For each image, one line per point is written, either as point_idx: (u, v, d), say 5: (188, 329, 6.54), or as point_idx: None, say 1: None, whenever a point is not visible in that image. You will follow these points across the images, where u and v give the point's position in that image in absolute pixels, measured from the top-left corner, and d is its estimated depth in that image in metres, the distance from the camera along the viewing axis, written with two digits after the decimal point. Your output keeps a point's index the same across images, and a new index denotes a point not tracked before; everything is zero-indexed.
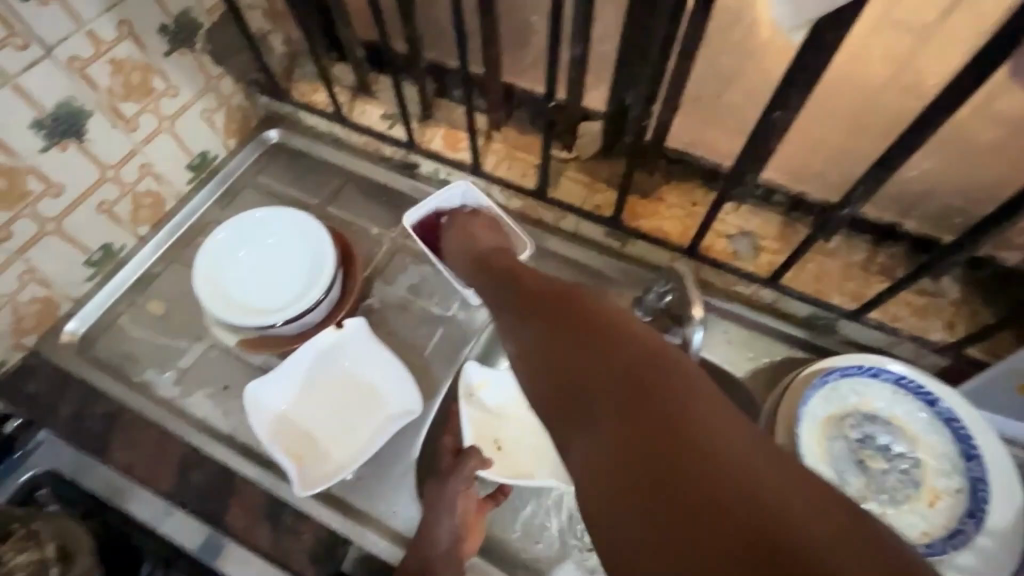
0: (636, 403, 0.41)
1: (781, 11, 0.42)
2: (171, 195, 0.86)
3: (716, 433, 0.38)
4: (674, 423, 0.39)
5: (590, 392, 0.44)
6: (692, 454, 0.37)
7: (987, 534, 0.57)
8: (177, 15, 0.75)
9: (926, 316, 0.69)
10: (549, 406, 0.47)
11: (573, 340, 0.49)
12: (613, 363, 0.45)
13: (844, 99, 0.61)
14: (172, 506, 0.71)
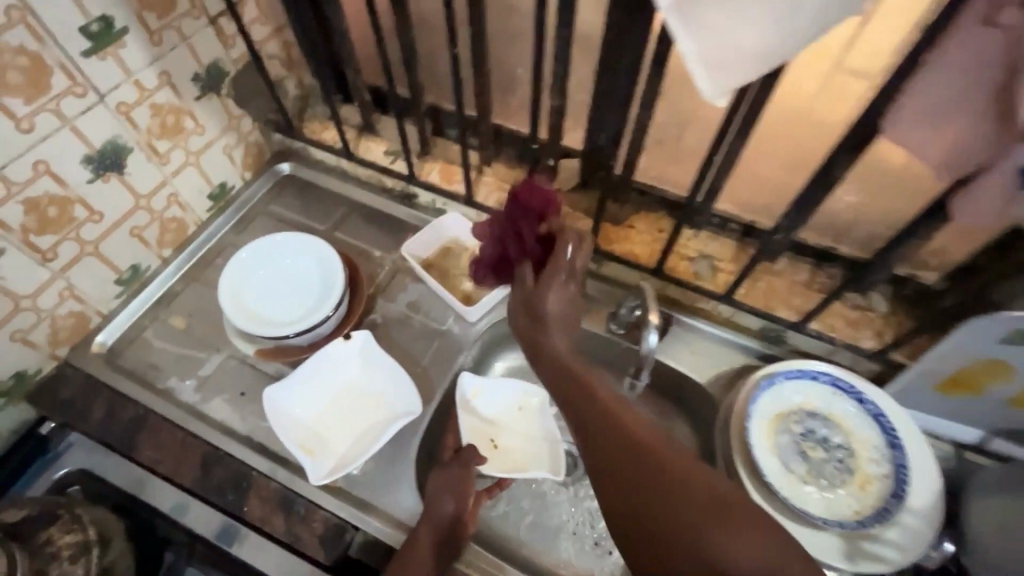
0: (698, 535, 0.50)
1: (703, 82, 0.49)
2: (192, 221, 0.97)
3: (732, 533, 0.49)
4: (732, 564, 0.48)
5: (657, 517, 0.52)
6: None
7: (905, 510, 0.69)
8: (208, 65, 0.86)
9: (858, 326, 0.82)
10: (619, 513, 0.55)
11: (641, 462, 0.55)
12: (681, 496, 0.52)
13: (777, 139, 0.74)
14: (191, 501, 0.77)
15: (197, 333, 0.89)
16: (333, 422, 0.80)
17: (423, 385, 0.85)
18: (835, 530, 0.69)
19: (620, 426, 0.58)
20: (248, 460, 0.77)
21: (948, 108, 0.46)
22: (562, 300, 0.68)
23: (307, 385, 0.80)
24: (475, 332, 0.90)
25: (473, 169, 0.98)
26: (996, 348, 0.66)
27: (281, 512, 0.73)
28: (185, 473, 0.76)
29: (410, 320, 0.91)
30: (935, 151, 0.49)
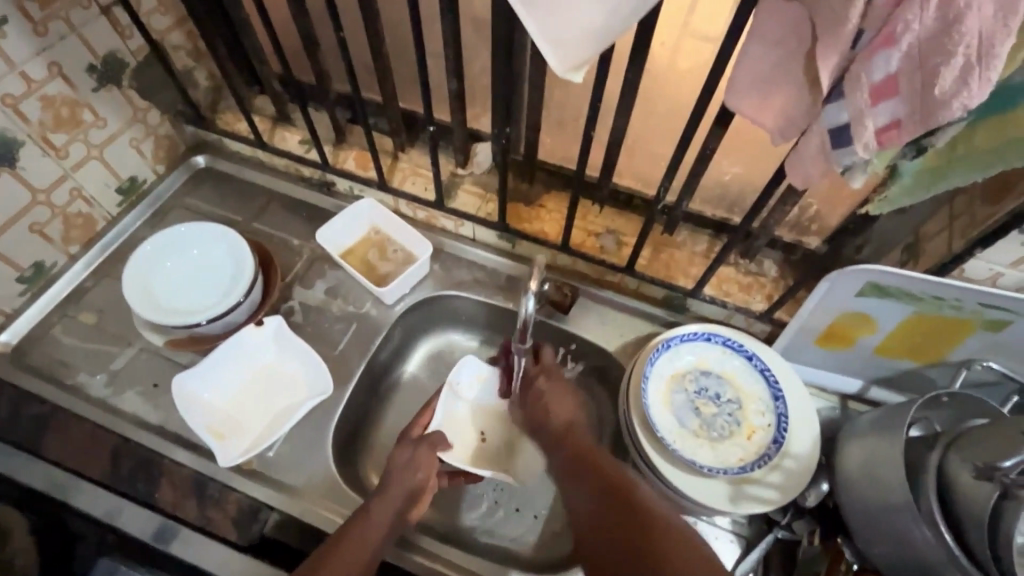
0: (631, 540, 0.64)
1: (550, 59, 0.51)
2: (101, 216, 0.95)
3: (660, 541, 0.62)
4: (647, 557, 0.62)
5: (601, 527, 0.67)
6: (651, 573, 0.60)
7: (784, 454, 0.75)
8: (104, 56, 0.85)
9: (751, 291, 0.87)
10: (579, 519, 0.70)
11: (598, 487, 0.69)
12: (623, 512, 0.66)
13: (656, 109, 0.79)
14: (121, 503, 0.75)
15: (108, 328, 0.88)
16: (248, 406, 0.82)
17: (341, 369, 0.87)
18: (721, 477, 0.74)
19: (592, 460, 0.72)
20: (162, 449, 0.78)
21: (772, 78, 0.50)
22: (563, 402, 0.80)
23: (222, 371, 0.82)
24: (393, 314, 0.92)
25: (388, 155, 0.99)
26: (854, 300, 0.72)
27: (192, 497, 0.75)
28: (94, 464, 0.77)
29: (328, 307, 0.92)
30: (766, 116, 0.53)
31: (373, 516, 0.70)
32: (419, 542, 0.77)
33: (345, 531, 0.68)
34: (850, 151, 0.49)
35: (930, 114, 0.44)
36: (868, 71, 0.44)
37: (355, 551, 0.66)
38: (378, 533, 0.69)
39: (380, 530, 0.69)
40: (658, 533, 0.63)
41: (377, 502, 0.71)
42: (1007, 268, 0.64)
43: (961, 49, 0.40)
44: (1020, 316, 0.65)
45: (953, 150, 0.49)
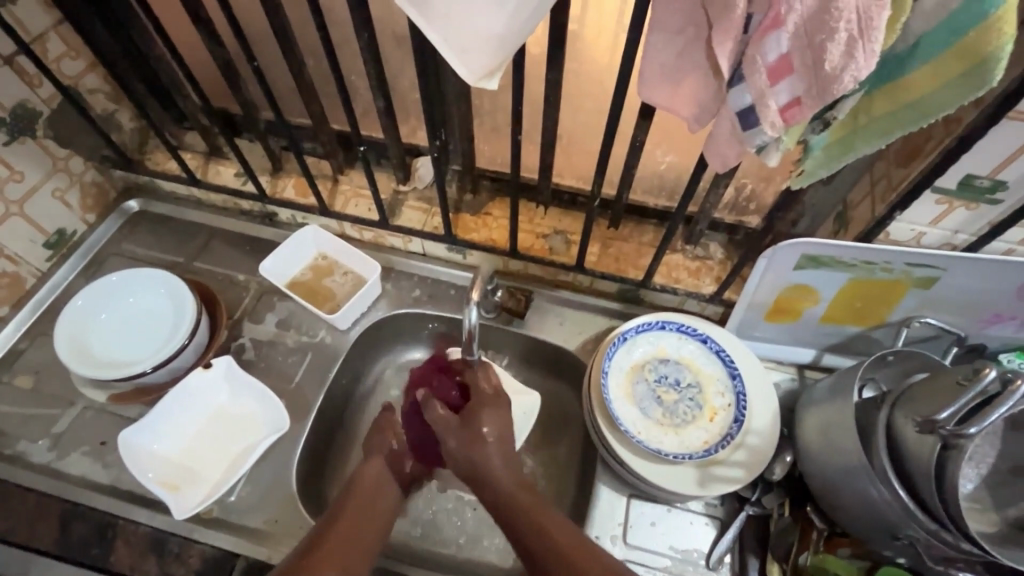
0: (512, 520, 0.64)
1: (456, 68, 0.51)
2: (29, 273, 0.92)
3: (531, 514, 0.63)
4: (516, 511, 0.64)
5: (524, 529, 0.62)
6: (524, 522, 0.63)
7: (745, 431, 0.77)
8: (13, 108, 0.81)
9: (699, 275, 0.88)
10: (505, 516, 0.65)
11: (518, 517, 0.63)
12: (524, 511, 0.64)
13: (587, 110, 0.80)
14: (87, 573, 0.71)
15: (47, 390, 0.84)
16: (204, 451, 0.79)
17: (300, 402, 0.85)
18: (687, 462, 0.75)
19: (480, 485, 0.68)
20: (113, 510, 0.74)
21: (680, 68, 0.51)
22: (489, 421, 0.72)
23: (172, 419, 0.79)
24: (348, 339, 0.91)
25: (328, 180, 0.97)
26: (793, 273, 0.73)
27: (151, 555, 0.72)
28: (43, 535, 0.74)
29: (281, 340, 0.90)
30: (680, 106, 0.54)
31: (368, 479, 0.74)
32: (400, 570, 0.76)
33: (349, 493, 0.72)
34: (760, 131, 0.49)
35: (827, 89, 0.45)
36: (763, 53, 0.45)
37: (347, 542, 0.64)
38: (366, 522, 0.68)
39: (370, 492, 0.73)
40: (533, 513, 0.63)
41: (371, 462, 0.76)
42: (927, 226, 0.67)
43: (842, 24, 0.41)
44: (947, 271, 0.67)
45: (855, 120, 0.51)
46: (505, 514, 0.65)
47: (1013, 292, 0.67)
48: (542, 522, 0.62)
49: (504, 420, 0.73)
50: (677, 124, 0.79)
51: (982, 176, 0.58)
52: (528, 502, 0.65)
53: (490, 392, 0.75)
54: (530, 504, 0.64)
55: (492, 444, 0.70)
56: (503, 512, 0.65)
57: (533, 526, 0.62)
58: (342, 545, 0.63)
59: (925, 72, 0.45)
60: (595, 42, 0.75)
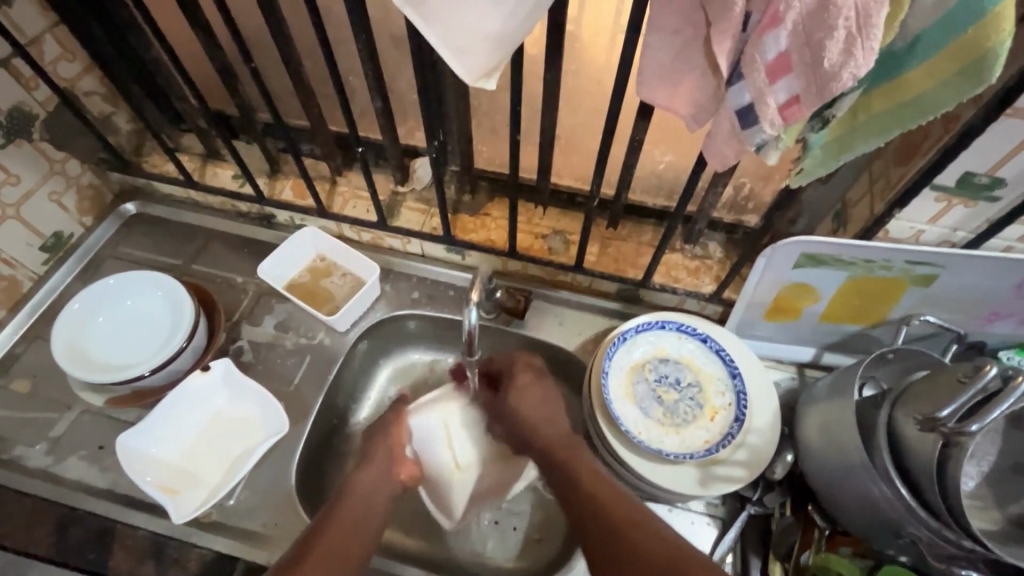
0: (557, 465, 0.73)
1: (454, 67, 0.51)
2: (25, 277, 0.91)
3: (571, 462, 0.72)
4: (562, 456, 0.73)
5: (566, 471, 0.72)
6: (565, 465, 0.72)
7: (745, 430, 0.77)
8: (9, 111, 0.81)
9: (699, 274, 0.88)
10: (549, 461, 0.74)
11: (561, 463, 0.73)
12: (569, 457, 0.73)
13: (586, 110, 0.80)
14: None
15: (43, 394, 0.83)
16: (202, 454, 0.79)
17: (299, 404, 0.84)
18: (688, 462, 0.75)
19: (532, 435, 0.78)
20: (111, 514, 0.74)
21: (678, 67, 0.51)
22: (530, 394, 0.80)
23: (170, 422, 0.79)
24: (347, 341, 0.90)
25: (326, 182, 0.97)
26: (793, 272, 0.73)
27: (150, 559, 0.71)
28: (40, 539, 0.73)
29: (279, 342, 0.90)
30: (679, 105, 0.54)
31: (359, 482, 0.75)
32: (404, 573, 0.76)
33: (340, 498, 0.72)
34: (758, 130, 0.49)
35: (825, 87, 0.45)
36: (761, 52, 0.45)
37: (342, 537, 0.67)
38: (362, 520, 0.70)
39: (362, 503, 0.72)
40: (571, 458, 0.72)
41: (365, 470, 0.76)
42: (926, 224, 0.67)
43: (840, 22, 0.41)
44: (946, 268, 0.67)
45: (854, 117, 0.51)
46: (550, 456, 0.74)
47: (1012, 290, 0.68)
48: (580, 468, 0.71)
49: (543, 390, 0.80)
50: (675, 124, 0.79)
51: (981, 173, 0.58)
52: (565, 453, 0.73)
53: (526, 369, 0.82)
54: (570, 452, 0.73)
55: (534, 407, 0.79)
56: (548, 458, 0.75)
57: (571, 472, 0.71)
58: (332, 544, 0.65)
59: (925, 69, 0.45)
60: (593, 42, 0.75)
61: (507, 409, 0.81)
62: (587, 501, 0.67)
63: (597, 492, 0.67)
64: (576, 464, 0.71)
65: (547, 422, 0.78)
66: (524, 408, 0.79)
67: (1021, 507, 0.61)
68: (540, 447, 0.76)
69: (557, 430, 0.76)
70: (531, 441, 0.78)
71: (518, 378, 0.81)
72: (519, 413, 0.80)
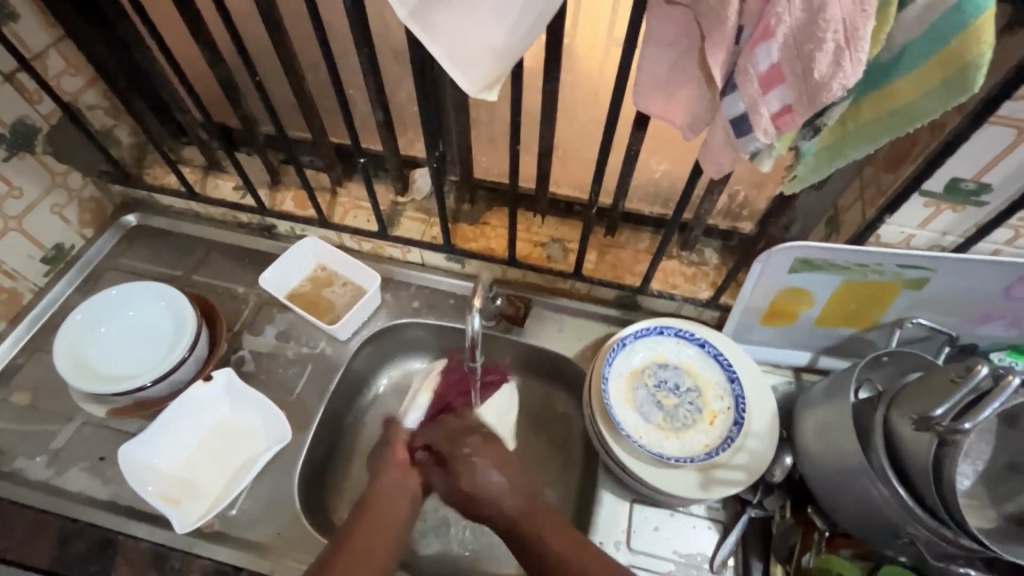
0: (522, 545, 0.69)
1: (456, 80, 0.52)
2: (26, 289, 0.91)
3: (536, 536, 0.69)
4: (523, 532, 0.70)
5: (534, 548, 0.68)
6: (527, 544, 0.69)
7: (745, 433, 0.78)
8: (13, 125, 0.81)
9: (696, 281, 0.90)
10: (515, 541, 0.71)
11: (528, 541, 0.69)
12: (530, 533, 0.69)
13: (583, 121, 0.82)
14: None
15: (44, 405, 0.83)
16: (204, 464, 0.79)
17: (301, 413, 0.84)
18: (688, 466, 0.76)
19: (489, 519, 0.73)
20: (112, 525, 0.74)
21: (674, 78, 0.53)
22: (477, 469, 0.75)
23: (171, 433, 0.79)
24: (348, 350, 0.91)
25: (327, 192, 0.98)
26: (787, 277, 0.75)
27: (151, 570, 0.71)
28: (40, 552, 0.72)
29: (281, 352, 0.90)
30: (675, 114, 0.55)
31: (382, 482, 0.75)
32: None
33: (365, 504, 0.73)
34: (752, 138, 0.51)
35: (817, 97, 0.47)
36: (753, 63, 0.47)
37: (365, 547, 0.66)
38: (387, 527, 0.70)
39: (383, 511, 0.72)
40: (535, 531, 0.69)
41: (385, 476, 0.76)
42: (917, 228, 0.68)
43: (829, 35, 0.43)
44: (937, 272, 0.69)
45: (845, 126, 0.52)
46: (517, 537, 0.70)
47: (1001, 292, 0.69)
48: (546, 548, 0.67)
49: (496, 456, 0.77)
50: (670, 134, 0.80)
51: (969, 179, 0.60)
52: (535, 530, 0.69)
53: (471, 434, 0.79)
54: (539, 520, 0.70)
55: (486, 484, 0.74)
56: (514, 540, 0.71)
57: (538, 544, 0.68)
58: (357, 558, 0.65)
59: (910, 79, 0.47)
60: (589, 55, 0.77)
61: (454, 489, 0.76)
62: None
63: (572, 554, 0.66)
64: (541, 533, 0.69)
65: (500, 494, 0.73)
66: (472, 487, 0.74)
67: (1017, 505, 0.62)
68: (500, 524, 0.72)
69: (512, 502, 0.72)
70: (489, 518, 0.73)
71: (459, 458, 0.76)
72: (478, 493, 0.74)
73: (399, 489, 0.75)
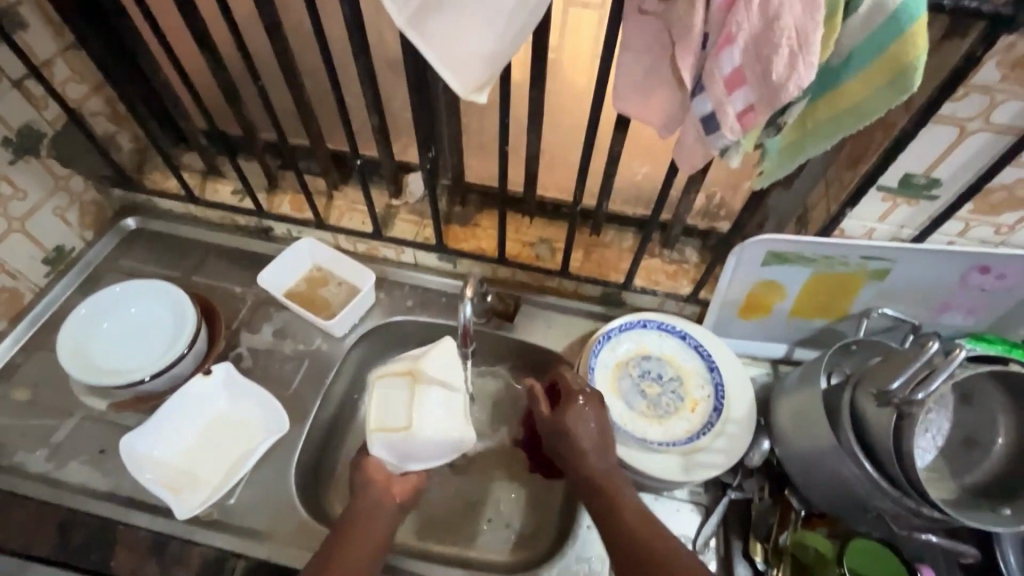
0: (596, 497, 0.70)
1: (449, 81, 0.57)
2: (27, 289, 0.94)
3: (617, 499, 0.69)
4: (601, 486, 0.70)
5: (605, 508, 0.69)
6: (601, 500, 0.69)
7: (724, 419, 0.82)
8: (19, 128, 0.84)
9: (677, 277, 0.94)
10: (590, 491, 0.71)
11: (600, 499, 0.70)
12: (608, 494, 0.69)
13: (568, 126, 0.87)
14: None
15: (43, 401, 0.85)
16: (203, 455, 0.81)
17: (297, 407, 0.87)
18: (671, 450, 0.80)
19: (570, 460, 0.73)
20: (112, 515, 0.75)
21: (649, 81, 0.58)
22: (585, 423, 0.73)
23: (171, 425, 0.81)
24: (344, 346, 0.94)
25: (323, 196, 1.02)
26: (761, 270, 0.79)
27: (152, 558, 0.73)
28: (41, 542, 0.74)
29: (278, 348, 0.93)
30: (650, 115, 0.60)
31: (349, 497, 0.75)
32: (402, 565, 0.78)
33: (347, 524, 0.72)
34: (720, 135, 0.56)
35: (775, 97, 0.51)
36: (719, 67, 0.51)
37: (349, 563, 0.68)
38: (368, 538, 0.71)
39: (367, 521, 0.73)
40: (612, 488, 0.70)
41: (366, 490, 0.76)
42: (877, 222, 0.74)
43: (782, 41, 0.48)
44: (897, 263, 0.74)
45: (803, 125, 0.58)
46: (593, 489, 0.71)
47: (957, 281, 0.75)
48: (624, 509, 0.68)
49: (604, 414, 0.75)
50: (649, 138, 0.86)
51: (920, 174, 0.66)
52: (610, 488, 0.70)
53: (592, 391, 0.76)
54: (619, 487, 0.70)
55: (590, 437, 0.73)
56: (589, 488, 0.71)
57: (615, 505, 0.68)
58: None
59: (858, 82, 0.52)
60: (573, 64, 0.82)
61: (557, 426, 0.74)
62: (632, 540, 0.65)
63: (642, 526, 0.66)
64: (620, 499, 0.69)
65: (602, 453, 0.72)
66: (575, 433, 0.73)
67: (975, 477, 0.66)
68: (585, 472, 0.72)
69: (602, 461, 0.72)
70: (574, 466, 0.73)
71: (577, 409, 0.74)
72: (571, 442, 0.73)
73: (376, 509, 0.74)
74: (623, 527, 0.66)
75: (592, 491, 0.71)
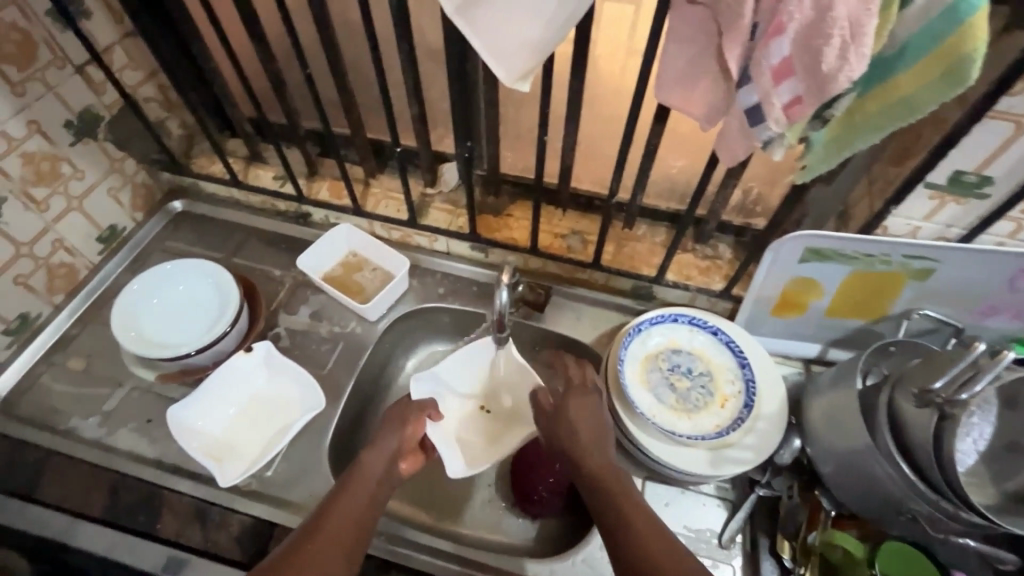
0: (607, 514, 0.66)
1: (493, 69, 0.58)
2: (83, 265, 0.98)
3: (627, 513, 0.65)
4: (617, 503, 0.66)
5: (619, 524, 0.64)
6: (617, 517, 0.65)
7: (754, 416, 0.81)
8: (80, 112, 0.89)
9: (709, 273, 0.93)
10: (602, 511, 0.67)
11: (614, 516, 0.65)
12: (624, 507, 0.65)
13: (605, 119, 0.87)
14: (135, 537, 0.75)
15: (97, 371, 0.90)
16: (244, 429, 0.84)
17: (332, 387, 0.90)
18: (700, 445, 0.79)
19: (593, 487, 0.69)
20: (159, 481, 0.79)
21: (693, 72, 0.58)
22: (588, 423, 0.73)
23: (214, 399, 0.85)
24: (377, 330, 0.96)
25: (361, 183, 1.04)
26: (798, 266, 0.78)
27: (195, 522, 0.76)
28: (93, 503, 0.78)
29: (314, 330, 0.96)
30: (692, 107, 0.60)
31: (369, 467, 0.73)
32: (420, 540, 0.80)
33: (343, 479, 0.71)
34: (765, 127, 0.55)
35: (825, 88, 0.50)
36: (767, 56, 0.51)
37: (343, 510, 0.67)
38: (367, 489, 0.71)
39: (359, 482, 0.71)
40: (629, 504, 0.66)
41: (369, 451, 0.76)
42: (922, 220, 0.72)
43: (835, 31, 0.47)
44: (942, 262, 0.72)
45: (851, 118, 0.57)
46: (603, 506, 0.67)
47: (1004, 283, 0.72)
48: (636, 523, 0.63)
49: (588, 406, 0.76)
50: (687, 131, 0.85)
51: (970, 172, 0.64)
52: (623, 503, 0.66)
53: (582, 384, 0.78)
54: (628, 499, 0.66)
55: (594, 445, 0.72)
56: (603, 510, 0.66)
57: (627, 517, 0.64)
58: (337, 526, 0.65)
59: (909, 76, 0.51)
60: (612, 55, 0.82)
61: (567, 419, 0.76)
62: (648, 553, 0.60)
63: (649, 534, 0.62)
64: (630, 512, 0.65)
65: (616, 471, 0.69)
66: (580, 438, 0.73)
67: (1017, 483, 0.64)
68: (602, 496, 0.68)
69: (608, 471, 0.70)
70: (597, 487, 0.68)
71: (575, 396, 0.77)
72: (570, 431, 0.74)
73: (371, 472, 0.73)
74: (635, 540, 0.62)
75: (607, 510, 0.66)
